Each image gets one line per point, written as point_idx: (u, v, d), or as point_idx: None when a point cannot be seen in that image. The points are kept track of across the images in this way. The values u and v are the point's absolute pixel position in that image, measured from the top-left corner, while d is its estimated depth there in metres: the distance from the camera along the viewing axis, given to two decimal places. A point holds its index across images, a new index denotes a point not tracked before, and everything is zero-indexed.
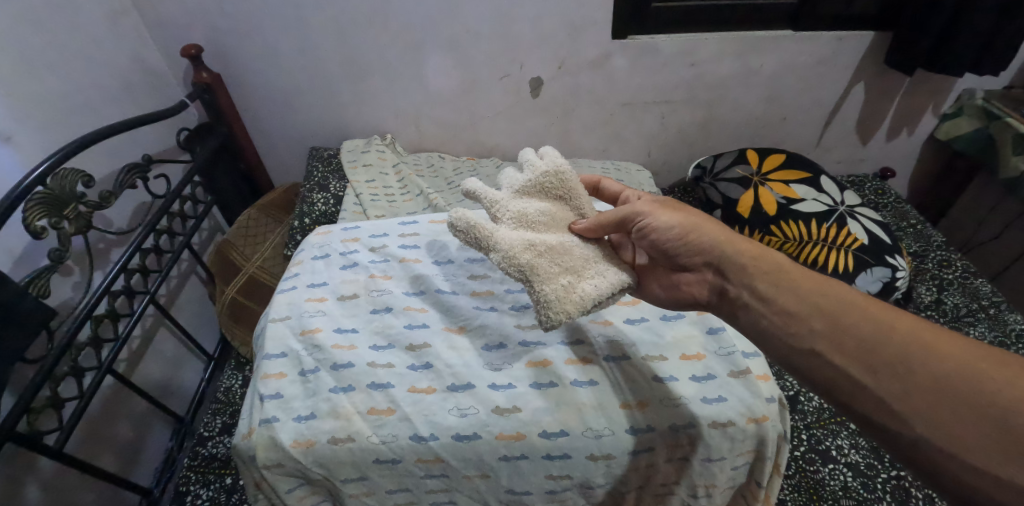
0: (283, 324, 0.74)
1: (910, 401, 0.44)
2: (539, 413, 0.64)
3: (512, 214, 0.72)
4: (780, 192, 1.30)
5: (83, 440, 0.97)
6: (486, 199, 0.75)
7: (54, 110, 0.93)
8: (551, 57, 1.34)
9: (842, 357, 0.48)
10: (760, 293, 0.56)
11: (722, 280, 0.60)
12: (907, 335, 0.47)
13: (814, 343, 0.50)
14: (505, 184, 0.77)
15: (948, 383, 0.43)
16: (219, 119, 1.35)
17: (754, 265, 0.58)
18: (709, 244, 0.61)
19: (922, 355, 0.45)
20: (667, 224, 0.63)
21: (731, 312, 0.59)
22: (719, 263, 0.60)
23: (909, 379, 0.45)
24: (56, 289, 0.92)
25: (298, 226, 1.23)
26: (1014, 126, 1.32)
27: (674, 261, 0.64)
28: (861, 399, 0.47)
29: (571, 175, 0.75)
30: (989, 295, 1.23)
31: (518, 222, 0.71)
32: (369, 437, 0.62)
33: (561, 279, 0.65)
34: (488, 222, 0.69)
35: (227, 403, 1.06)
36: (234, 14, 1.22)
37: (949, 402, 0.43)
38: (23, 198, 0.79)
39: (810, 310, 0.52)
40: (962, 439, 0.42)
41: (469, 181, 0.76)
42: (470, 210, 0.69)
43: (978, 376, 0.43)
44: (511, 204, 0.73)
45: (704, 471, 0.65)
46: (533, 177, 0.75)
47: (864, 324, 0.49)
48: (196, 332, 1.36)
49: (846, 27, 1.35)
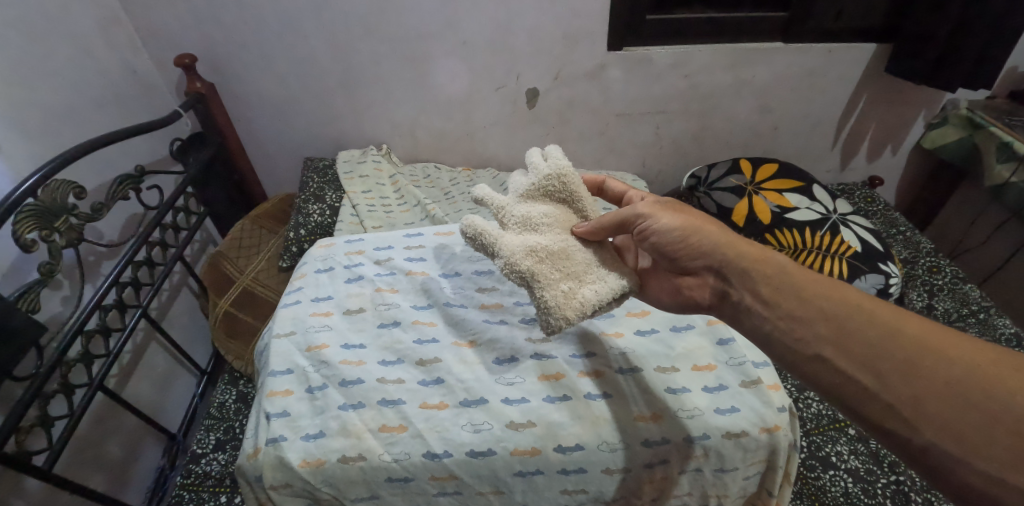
0: (287, 340, 0.73)
1: (916, 402, 0.44)
2: (554, 427, 0.63)
3: (517, 218, 0.72)
4: (773, 201, 1.32)
5: (72, 460, 0.94)
6: (492, 204, 0.75)
7: (45, 121, 0.91)
8: (548, 68, 1.35)
9: (847, 362, 0.48)
10: (764, 299, 0.55)
11: (725, 283, 0.59)
12: (914, 338, 0.46)
13: (819, 348, 0.50)
14: (511, 189, 0.77)
15: (954, 385, 0.43)
16: (213, 129, 1.33)
17: (755, 269, 0.57)
18: (710, 247, 0.60)
19: (930, 359, 0.45)
20: (668, 227, 0.62)
21: (733, 316, 0.58)
22: (721, 267, 0.59)
23: (917, 382, 0.44)
24: (45, 303, 0.89)
25: (293, 238, 1.20)
26: (1000, 135, 1.35)
27: (677, 265, 0.63)
28: (870, 405, 0.46)
29: (575, 177, 0.75)
30: (978, 300, 1.26)
31: (523, 225, 0.72)
32: (380, 456, 0.61)
33: (562, 284, 0.65)
34: (494, 227, 0.69)
35: (222, 419, 1.03)
36: (230, 23, 1.21)
37: (959, 406, 0.42)
38: (14, 209, 0.76)
39: (814, 313, 0.51)
40: (972, 442, 0.41)
41: (476, 188, 0.77)
42: (479, 216, 0.69)
43: (985, 381, 0.42)
44: (517, 209, 0.73)
45: (716, 481, 0.65)
46: (537, 180, 0.75)
47: (869, 328, 0.48)
48: (188, 347, 1.33)
49: (835, 39, 1.38)
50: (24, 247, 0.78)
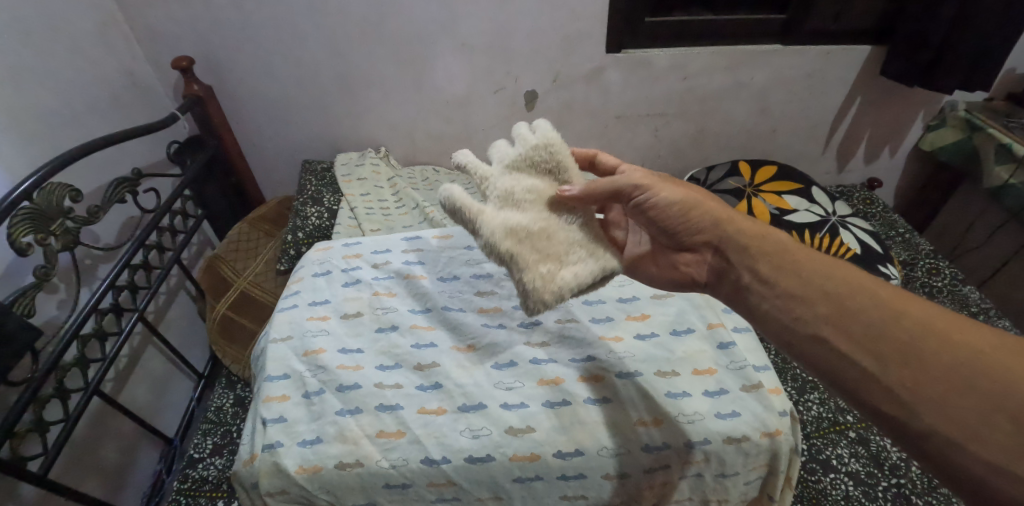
0: (284, 345, 0.72)
1: (916, 387, 0.43)
2: (553, 433, 0.63)
3: (498, 193, 0.69)
4: (773, 203, 1.32)
5: (69, 465, 0.93)
6: (476, 174, 0.72)
7: (42, 123, 0.91)
8: (546, 70, 1.35)
9: (847, 342, 0.47)
10: (763, 277, 0.54)
11: (722, 260, 0.59)
12: (917, 322, 0.45)
13: (819, 328, 0.49)
14: (496, 158, 0.73)
15: (955, 370, 0.42)
16: (211, 132, 1.33)
17: (755, 246, 0.56)
18: (710, 223, 0.60)
19: (932, 343, 0.44)
20: (668, 201, 0.61)
21: (733, 292, 0.58)
22: (720, 243, 0.59)
23: (918, 366, 0.44)
24: (41, 307, 0.88)
25: (291, 241, 1.20)
26: (998, 136, 1.35)
27: (676, 241, 0.62)
28: (867, 387, 0.45)
29: (562, 147, 0.71)
30: (977, 301, 1.25)
31: (504, 200, 0.69)
32: (378, 462, 0.61)
33: (541, 265, 0.63)
34: (473, 203, 0.66)
35: (219, 424, 1.02)
36: (228, 26, 1.20)
37: (958, 391, 0.42)
38: (11, 212, 0.76)
39: (817, 294, 0.50)
40: (969, 427, 0.41)
41: (458, 153, 0.75)
42: (459, 190, 0.66)
43: (989, 368, 0.42)
44: (499, 182, 0.70)
45: (718, 486, 0.65)
46: (524, 150, 0.72)
47: (871, 310, 0.47)
48: (185, 351, 1.32)
49: (833, 41, 1.38)
50: (19, 251, 0.77)
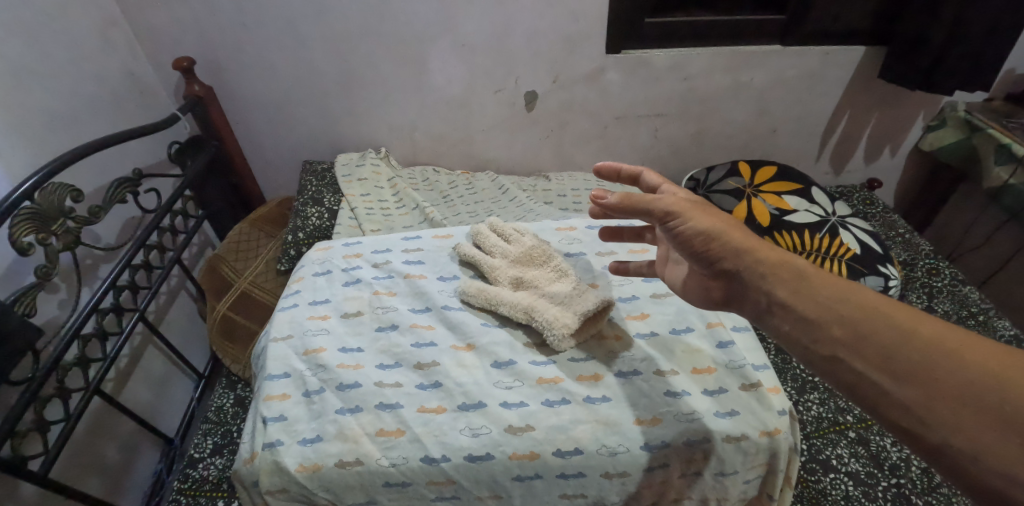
0: (284, 344, 0.72)
1: (933, 406, 0.40)
2: (553, 431, 0.63)
3: (510, 277, 0.80)
4: (772, 203, 1.32)
5: (69, 465, 0.93)
6: (484, 265, 0.82)
7: (43, 124, 0.91)
8: (546, 71, 1.35)
9: (862, 362, 0.44)
10: (780, 301, 0.50)
11: (742, 287, 0.54)
12: (927, 339, 0.42)
13: (834, 350, 0.46)
14: (498, 252, 0.85)
15: (969, 387, 0.39)
16: (211, 132, 1.33)
17: (772, 275, 0.52)
18: (731, 253, 0.55)
19: (943, 360, 0.41)
20: (693, 231, 0.57)
21: (756, 316, 0.54)
22: (740, 273, 0.54)
23: (932, 385, 0.40)
24: (42, 307, 0.89)
25: (291, 241, 1.20)
26: (998, 137, 1.35)
27: (703, 268, 0.58)
28: (884, 407, 0.42)
29: (544, 248, 0.85)
30: (977, 302, 1.26)
31: (518, 284, 0.80)
32: (378, 460, 0.61)
33: (555, 310, 0.73)
34: (491, 286, 0.78)
35: (219, 423, 1.02)
36: (229, 26, 1.21)
37: (974, 410, 0.38)
38: (12, 212, 0.76)
39: (827, 316, 0.47)
40: (994, 446, 0.37)
41: (461, 246, 0.86)
42: (475, 285, 0.79)
43: (1005, 383, 0.38)
44: (508, 271, 0.81)
45: (717, 485, 0.65)
46: (521, 250, 0.84)
47: (881, 327, 0.44)
48: (185, 351, 1.32)
49: (833, 42, 1.38)
50: (20, 251, 0.77)
